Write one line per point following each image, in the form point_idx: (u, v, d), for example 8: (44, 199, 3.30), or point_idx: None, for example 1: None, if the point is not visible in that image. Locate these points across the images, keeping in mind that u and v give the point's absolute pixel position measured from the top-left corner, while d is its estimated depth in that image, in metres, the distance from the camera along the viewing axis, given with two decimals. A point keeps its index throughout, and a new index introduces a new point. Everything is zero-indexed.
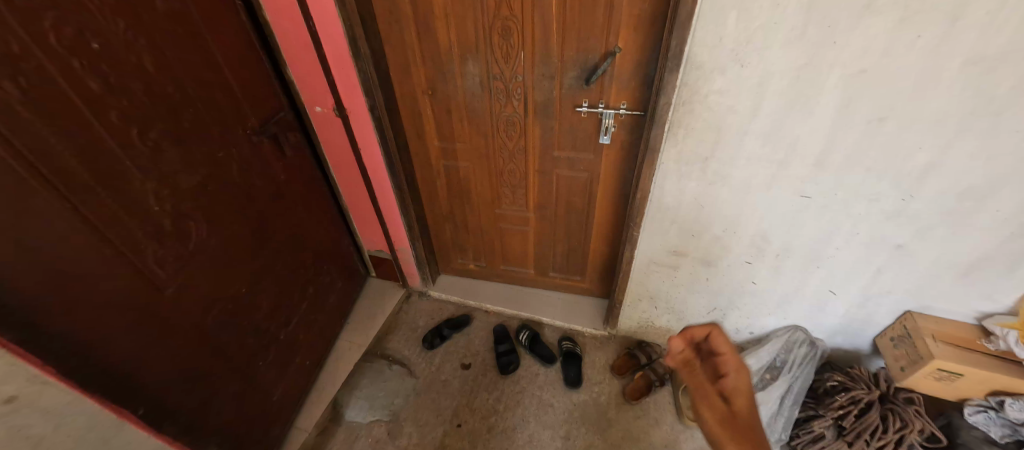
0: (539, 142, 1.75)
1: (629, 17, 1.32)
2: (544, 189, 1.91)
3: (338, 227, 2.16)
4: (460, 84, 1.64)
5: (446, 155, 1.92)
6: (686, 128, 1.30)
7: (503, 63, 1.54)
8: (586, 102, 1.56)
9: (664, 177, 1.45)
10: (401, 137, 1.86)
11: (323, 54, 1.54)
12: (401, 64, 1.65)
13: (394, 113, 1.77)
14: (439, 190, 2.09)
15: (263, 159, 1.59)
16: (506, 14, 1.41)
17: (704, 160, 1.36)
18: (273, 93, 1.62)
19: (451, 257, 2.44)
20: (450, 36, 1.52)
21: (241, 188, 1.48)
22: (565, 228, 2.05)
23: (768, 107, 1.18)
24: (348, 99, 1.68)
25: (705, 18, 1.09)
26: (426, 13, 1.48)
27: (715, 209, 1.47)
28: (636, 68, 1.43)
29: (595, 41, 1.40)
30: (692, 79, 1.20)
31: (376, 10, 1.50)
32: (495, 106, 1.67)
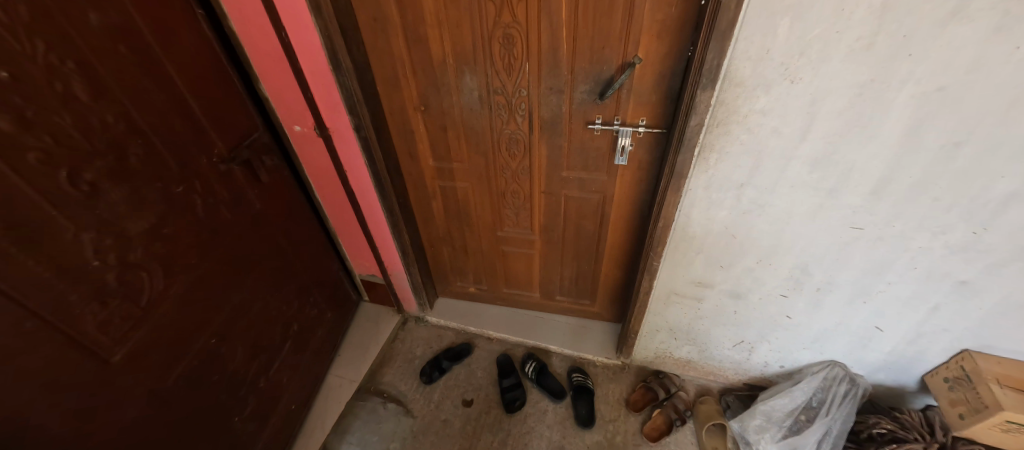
0: (546, 162, 1.56)
1: (653, 23, 1.14)
2: (551, 211, 1.73)
3: (325, 253, 1.97)
4: (457, 99, 1.46)
5: (442, 175, 1.73)
6: (720, 152, 1.12)
7: (505, 76, 1.36)
8: (599, 118, 1.38)
9: (691, 205, 1.27)
10: (392, 157, 1.67)
11: (299, 69, 1.35)
12: (390, 78, 1.46)
13: (383, 132, 1.59)
14: (435, 212, 1.91)
15: (234, 188, 1.40)
16: (508, 21, 1.23)
17: (739, 187, 1.18)
18: (245, 114, 1.43)
19: (450, 279, 2.26)
20: (444, 46, 1.33)
21: (207, 225, 1.29)
22: (574, 252, 1.87)
23: (820, 129, 1.00)
24: (331, 117, 1.49)
25: (750, 27, 0.90)
26: (416, 20, 1.29)
27: (749, 239, 1.29)
28: (658, 81, 1.24)
29: (611, 51, 1.22)
30: (729, 97, 1.02)
31: (358, 17, 1.31)
32: (496, 122, 1.49)
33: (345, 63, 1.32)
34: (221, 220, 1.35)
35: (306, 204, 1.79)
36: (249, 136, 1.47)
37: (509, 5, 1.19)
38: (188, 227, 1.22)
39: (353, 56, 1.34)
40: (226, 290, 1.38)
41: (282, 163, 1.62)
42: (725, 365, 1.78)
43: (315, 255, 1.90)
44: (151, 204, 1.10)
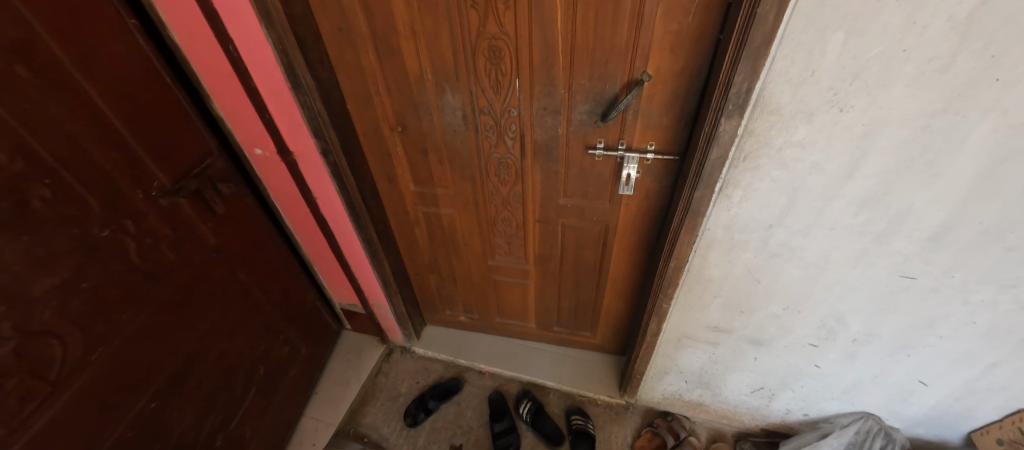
0: (540, 189, 1.38)
1: (666, 34, 0.95)
2: (547, 241, 1.55)
3: (299, 284, 1.79)
4: (437, 120, 1.27)
5: (425, 201, 1.55)
6: (746, 189, 0.94)
7: (492, 95, 1.17)
8: (601, 142, 1.19)
9: (708, 246, 1.09)
10: (368, 182, 1.49)
11: (253, 86, 1.17)
12: (361, 96, 1.27)
13: (357, 155, 1.40)
14: (418, 239, 1.72)
15: (180, 224, 1.22)
16: (494, 31, 1.05)
17: (766, 228, 1.00)
18: (196, 138, 1.24)
19: (438, 308, 2.08)
20: (420, 60, 1.14)
21: (144, 271, 1.12)
22: (572, 284, 1.69)
23: (871, 166, 0.82)
24: (294, 141, 1.30)
25: (791, 43, 0.72)
26: (386, 30, 1.10)
27: (776, 285, 1.11)
28: (671, 101, 1.06)
29: (615, 67, 1.04)
30: (761, 126, 0.83)
31: (320, 27, 1.13)
32: (483, 145, 1.31)
33: (304, 80, 1.14)
34: (160, 263, 1.16)
35: (275, 232, 1.61)
36: (202, 162, 1.28)
37: (495, 13, 1.01)
38: (111, 278, 1.04)
39: (314, 72, 1.16)
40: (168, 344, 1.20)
41: (244, 190, 1.43)
42: (741, 410, 1.60)
43: (287, 287, 1.72)
44: (59, 257, 0.92)
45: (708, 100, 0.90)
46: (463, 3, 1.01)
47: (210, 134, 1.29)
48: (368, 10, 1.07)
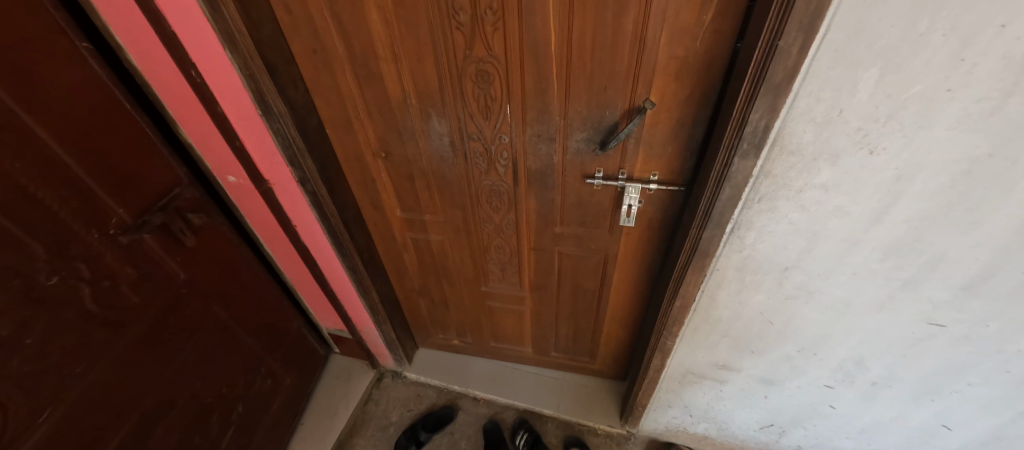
0: (534, 217, 1.29)
1: (671, 59, 0.86)
2: (543, 268, 1.46)
3: (282, 311, 1.69)
4: (423, 146, 1.18)
5: (413, 227, 1.45)
6: (760, 231, 0.85)
7: (481, 121, 1.08)
8: (600, 171, 1.10)
9: (717, 286, 1.00)
10: (351, 208, 1.39)
11: (220, 113, 1.07)
12: (340, 120, 1.17)
13: (338, 181, 1.30)
14: (407, 265, 1.63)
15: (144, 261, 1.12)
16: (482, 55, 0.95)
17: (782, 270, 0.91)
18: (162, 167, 1.15)
19: (430, 332, 1.99)
20: (402, 83, 1.05)
21: (100, 318, 1.03)
22: (569, 311, 1.61)
23: (902, 212, 0.73)
24: (269, 169, 1.20)
25: (817, 78, 0.63)
26: (364, 53, 1.01)
27: (790, 327, 1.03)
28: (676, 130, 0.97)
29: (615, 93, 0.94)
30: (779, 167, 0.74)
31: (293, 48, 1.03)
32: (473, 172, 1.21)
33: (275, 107, 1.04)
34: (118, 306, 1.07)
35: (254, 261, 1.51)
36: (169, 193, 1.18)
37: (482, 35, 0.92)
38: (55, 331, 0.94)
39: (286, 98, 1.06)
40: (122, 396, 1.11)
41: (219, 219, 1.34)
42: (749, 444, 1.52)
43: (268, 316, 1.63)
44: None
45: (718, 134, 0.81)
46: (448, 25, 0.92)
47: (178, 162, 1.19)
48: (344, 31, 0.98)
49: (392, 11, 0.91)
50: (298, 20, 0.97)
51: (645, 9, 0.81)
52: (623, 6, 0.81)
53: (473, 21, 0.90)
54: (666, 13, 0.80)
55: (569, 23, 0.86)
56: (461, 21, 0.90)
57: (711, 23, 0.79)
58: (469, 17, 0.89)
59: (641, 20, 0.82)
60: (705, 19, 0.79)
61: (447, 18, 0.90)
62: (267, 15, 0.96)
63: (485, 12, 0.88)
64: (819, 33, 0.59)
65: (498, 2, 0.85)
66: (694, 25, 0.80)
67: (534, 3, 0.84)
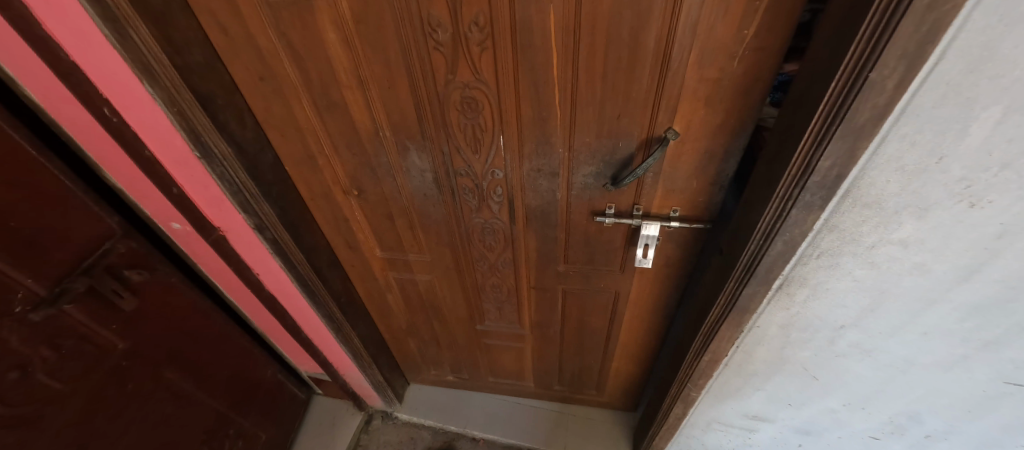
0: (535, 256, 1.13)
1: (701, 82, 0.70)
2: (544, 307, 1.30)
3: (252, 362, 1.51)
4: (402, 182, 1.00)
5: (396, 267, 1.27)
6: (815, 288, 0.70)
7: (470, 154, 0.91)
8: (611, 207, 0.94)
9: (755, 342, 0.86)
10: (323, 251, 1.21)
11: (150, 156, 0.87)
12: (300, 156, 0.98)
13: (305, 223, 1.12)
14: (392, 305, 1.45)
15: (66, 339, 0.94)
16: (468, 79, 0.78)
17: (835, 328, 0.77)
18: (89, 221, 0.94)
19: (421, 369, 1.81)
20: (373, 114, 0.87)
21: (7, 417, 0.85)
22: (575, 348, 1.45)
23: (1001, 271, 0.59)
24: (218, 215, 1.01)
25: (916, 118, 0.48)
26: (323, 79, 0.82)
27: (837, 383, 0.89)
28: (705, 162, 0.81)
29: (630, 122, 0.78)
30: (849, 220, 0.59)
31: (235, 75, 0.84)
32: (462, 209, 1.04)
33: (216, 148, 0.85)
34: (33, 401, 0.90)
35: (214, 312, 1.32)
36: (99, 247, 0.98)
37: (467, 56, 0.74)
38: None
39: (230, 135, 0.87)
40: None
41: (166, 272, 1.14)
42: None
43: (235, 370, 1.44)
44: None
45: (766, 176, 0.66)
46: (424, 45, 0.74)
47: (110, 211, 0.99)
48: (295, 54, 0.79)
49: (353, 29, 0.74)
50: (237, 41, 0.78)
51: (671, 22, 0.64)
52: (644, 19, 0.65)
53: (455, 39, 0.72)
54: (698, 28, 0.64)
55: (576, 41, 0.69)
56: (440, 39, 0.73)
57: (754, 38, 0.64)
58: (451, 35, 0.72)
59: (666, 35, 0.66)
60: (747, 34, 0.63)
61: (422, 36, 0.73)
62: (196, 37, 0.77)
63: (470, 28, 0.71)
64: (929, 60, 0.43)
65: (485, 16, 0.68)
66: (732, 41, 0.64)
67: (530, 18, 0.67)
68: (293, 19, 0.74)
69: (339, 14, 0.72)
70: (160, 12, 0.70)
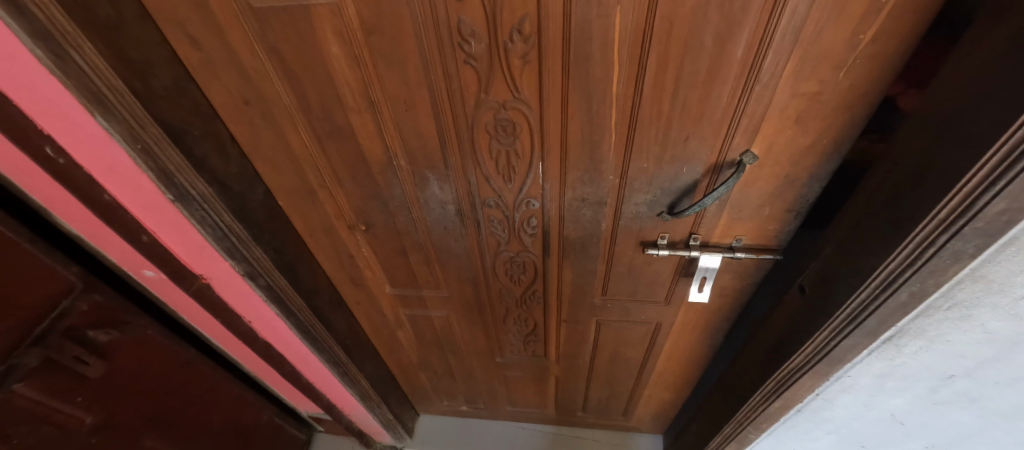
0: (569, 289, 1.00)
1: (794, 97, 0.58)
2: (574, 340, 1.18)
3: (247, 410, 1.35)
4: (418, 216, 0.86)
5: (408, 304, 1.13)
6: (931, 339, 0.59)
7: (500, 184, 0.77)
8: (664, 237, 0.82)
9: (839, 389, 0.75)
10: (325, 291, 1.06)
11: (111, 201, 0.71)
12: (296, 190, 0.83)
13: (304, 263, 0.97)
14: (403, 341, 1.31)
15: (18, 423, 0.79)
16: (504, 98, 0.64)
17: (942, 378, 0.66)
18: (44, 274, 0.78)
19: (432, 401, 1.67)
20: (385, 141, 0.72)
21: None
22: (604, 377, 1.34)
23: None
24: (201, 263, 0.85)
25: None
26: (324, 102, 0.67)
27: (926, 428, 0.79)
28: (783, 187, 0.69)
29: (700, 145, 0.66)
30: (1002, 270, 0.48)
31: (213, 99, 0.69)
32: (489, 243, 0.91)
33: (193, 189, 0.69)
34: None
35: (200, 361, 1.16)
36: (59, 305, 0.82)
37: (505, 72, 0.61)
38: None
39: (211, 171, 0.71)
40: None
41: (139, 322, 0.98)
42: None
43: (228, 422, 1.28)
44: None
45: (886, 213, 0.54)
46: (452, 59, 0.60)
47: (70, 261, 0.83)
48: (289, 72, 0.64)
49: (363, 41, 0.59)
50: (215, 57, 0.63)
51: (769, 27, 0.51)
52: (735, 22, 0.52)
53: (490, 52, 0.58)
54: (802, 33, 0.51)
55: (643, 51, 0.56)
56: (472, 52, 0.59)
57: (870, 44, 0.51)
58: (486, 46, 0.58)
59: (759, 43, 0.53)
60: (862, 39, 0.51)
61: (448, 49, 0.59)
62: (162, 55, 0.61)
63: (510, 38, 0.56)
64: None
65: (532, 22, 0.54)
66: (842, 48, 0.52)
67: (590, 23, 0.53)
68: (285, 30, 0.59)
69: (344, 23, 0.57)
70: (111, 25, 0.54)
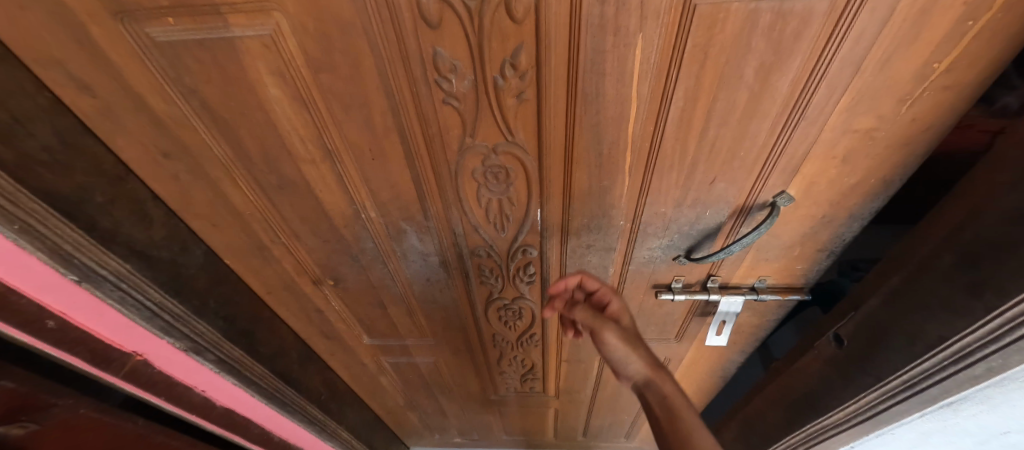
0: (571, 332, 0.90)
1: (844, 134, 0.48)
2: (575, 376, 1.09)
3: None
4: (396, 269, 0.73)
5: (390, 352, 1.01)
6: (996, 404, 0.51)
7: (491, 233, 0.66)
8: (679, 281, 0.73)
9: (875, 441, 0.68)
10: (291, 350, 0.91)
11: None
12: (243, 248, 0.69)
13: (263, 325, 0.82)
14: (388, 385, 1.19)
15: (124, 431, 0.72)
16: (495, 142, 0.52)
17: (995, 435, 0.58)
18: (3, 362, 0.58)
19: (423, 435, 1.56)
20: (349, 192, 0.59)
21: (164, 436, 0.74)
22: (606, 407, 1.25)
23: None
24: (134, 337, 0.71)
25: None
26: (267, 152, 0.54)
27: None
28: (817, 229, 0.61)
29: (728, 187, 0.56)
30: None
31: (123, 153, 0.54)
32: (479, 291, 0.79)
33: (104, 268, 0.54)
34: None
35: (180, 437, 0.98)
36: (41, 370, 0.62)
37: (495, 113, 0.49)
38: None
39: (129, 242, 0.56)
40: None
41: (137, 424, 0.79)
42: None
43: None
44: None
45: (952, 275, 0.45)
46: (428, 99, 0.47)
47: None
48: (217, 119, 0.50)
49: (311, 82, 0.46)
50: (116, 103, 0.48)
51: (825, 57, 0.41)
52: (785, 52, 0.41)
53: (477, 91, 0.47)
54: (865, 63, 0.42)
55: (667, 86, 0.45)
56: (453, 90, 0.46)
57: (944, 75, 0.42)
58: (471, 83, 0.46)
59: (810, 75, 0.43)
60: (935, 69, 0.41)
61: (423, 88, 0.46)
62: (41, 106, 0.46)
63: (501, 72, 0.44)
64: None
65: (530, 54, 0.43)
66: (908, 80, 0.43)
67: (602, 55, 0.42)
68: (204, 67, 0.45)
69: (284, 60, 0.44)
70: None
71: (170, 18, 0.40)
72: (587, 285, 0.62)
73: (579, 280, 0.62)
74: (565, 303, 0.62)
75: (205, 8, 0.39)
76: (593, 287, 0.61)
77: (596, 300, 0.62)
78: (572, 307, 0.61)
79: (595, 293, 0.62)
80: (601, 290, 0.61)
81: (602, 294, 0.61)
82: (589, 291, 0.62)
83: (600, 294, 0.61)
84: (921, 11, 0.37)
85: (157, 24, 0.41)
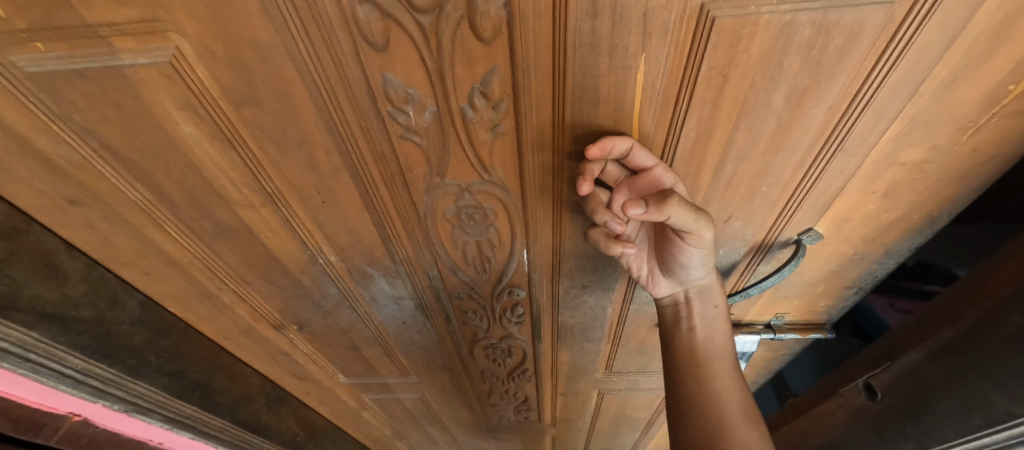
0: (566, 368, 0.82)
1: (889, 167, 0.40)
2: (573, 407, 1.01)
3: None
4: (366, 313, 0.65)
5: (371, 389, 0.93)
6: None
7: (472, 274, 0.58)
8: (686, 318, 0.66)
9: None
10: (259, 395, 0.83)
11: None
12: (189, 296, 0.60)
13: (221, 373, 0.73)
14: (372, 418, 1.10)
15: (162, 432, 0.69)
16: (469, 180, 0.44)
17: None
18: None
19: None
20: (301, 237, 0.50)
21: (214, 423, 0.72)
22: (606, 433, 1.18)
23: None
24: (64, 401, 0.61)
25: None
26: (194, 196, 0.45)
27: None
28: (844, 265, 0.53)
29: (745, 224, 0.48)
30: None
31: (16, 202, 0.44)
32: (463, 331, 0.71)
33: (6, 340, 0.45)
34: None
35: None
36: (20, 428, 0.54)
37: (467, 148, 0.40)
38: None
39: (36, 305, 0.47)
40: None
41: None
42: None
43: None
44: None
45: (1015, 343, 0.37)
46: (383, 135, 0.38)
47: None
48: (128, 163, 0.41)
49: (232, 118, 0.37)
50: None
51: (872, 83, 0.33)
52: (823, 75, 0.32)
53: (441, 124, 0.38)
54: (924, 86, 0.33)
55: (676, 115, 0.36)
56: (412, 124, 0.38)
57: (1021, 98, 0.33)
58: (434, 115, 0.37)
59: (853, 102, 0.34)
60: (1010, 92, 0.33)
61: (374, 123, 0.37)
62: None
63: (470, 102, 0.35)
64: None
65: (503, 80, 0.34)
66: (975, 105, 0.34)
67: (595, 81, 0.33)
68: (96, 103, 0.36)
69: (193, 92, 0.34)
70: None
71: (39, 44, 0.31)
72: (636, 162, 0.39)
73: (626, 151, 0.38)
74: (660, 200, 0.32)
75: (76, 31, 0.29)
76: (646, 166, 0.39)
77: (645, 185, 0.40)
78: (668, 199, 0.32)
79: (645, 178, 0.39)
80: (658, 169, 0.39)
81: (659, 176, 0.39)
82: (627, 167, 0.41)
83: (659, 177, 0.39)
84: (1005, 25, 0.28)
85: (21, 50, 0.31)
